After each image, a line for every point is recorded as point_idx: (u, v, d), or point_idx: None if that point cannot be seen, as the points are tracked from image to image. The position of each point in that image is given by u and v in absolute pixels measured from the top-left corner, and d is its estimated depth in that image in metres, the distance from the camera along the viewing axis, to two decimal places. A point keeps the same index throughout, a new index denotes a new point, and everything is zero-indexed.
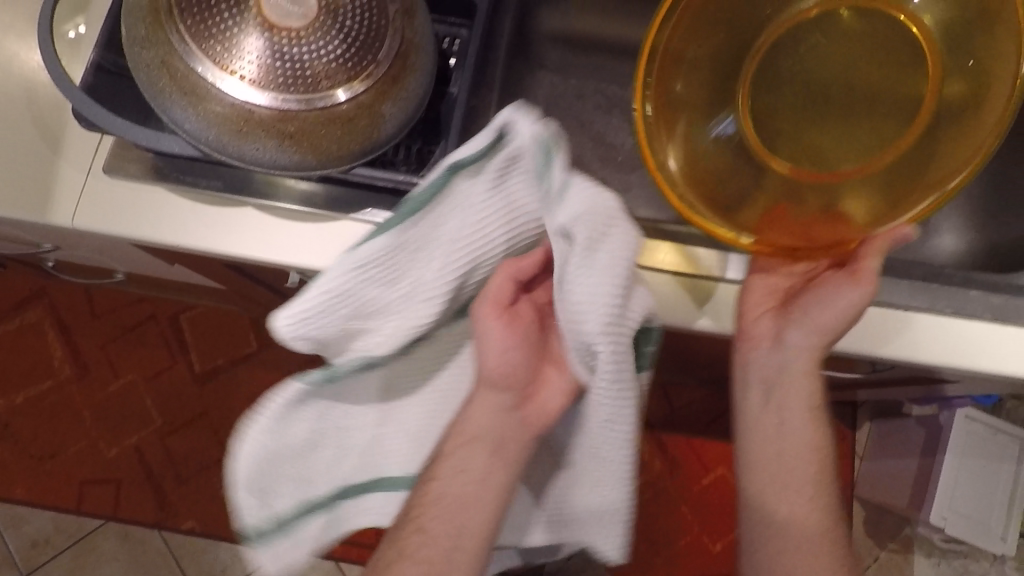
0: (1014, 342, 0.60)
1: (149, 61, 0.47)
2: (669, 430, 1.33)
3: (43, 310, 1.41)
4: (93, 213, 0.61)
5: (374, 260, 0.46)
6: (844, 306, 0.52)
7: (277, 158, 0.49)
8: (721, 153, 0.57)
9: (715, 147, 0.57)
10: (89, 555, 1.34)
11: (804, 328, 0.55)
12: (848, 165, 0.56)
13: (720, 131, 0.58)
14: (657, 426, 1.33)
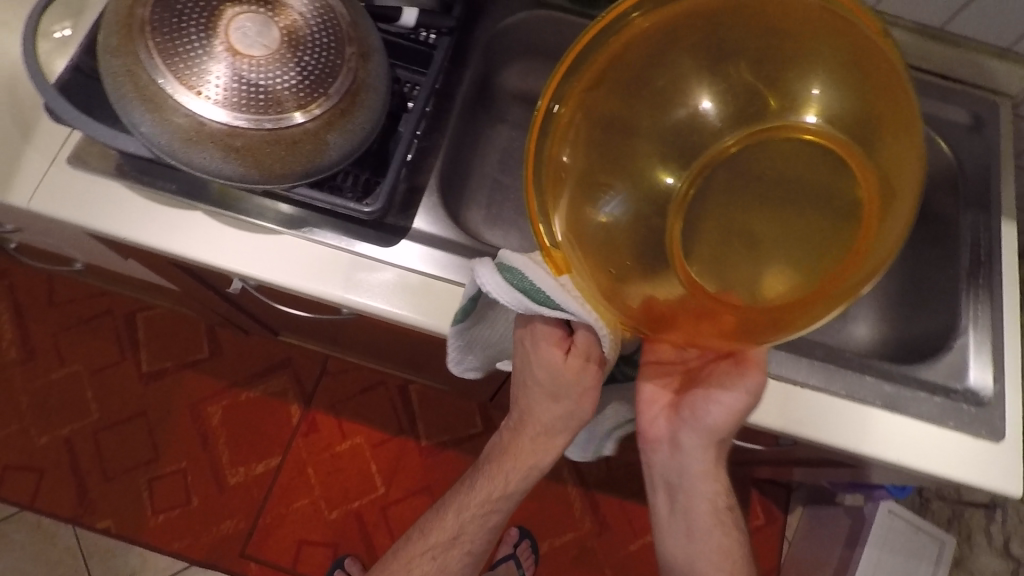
0: (900, 430, 0.61)
1: (115, 69, 0.51)
2: (603, 489, 1.34)
3: (1, 290, 1.41)
4: (47, 199, 0.63)
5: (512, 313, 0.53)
6: (738, 397, 0.54)
7: (224, 169, 0.54)
8: (606, 235, 0.47)
9: (599, 227, 0.47)
10: None
11: (693, 429, 0.57)
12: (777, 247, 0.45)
13: (614, 209, 0.47)
14: (592, 484, 1.34)
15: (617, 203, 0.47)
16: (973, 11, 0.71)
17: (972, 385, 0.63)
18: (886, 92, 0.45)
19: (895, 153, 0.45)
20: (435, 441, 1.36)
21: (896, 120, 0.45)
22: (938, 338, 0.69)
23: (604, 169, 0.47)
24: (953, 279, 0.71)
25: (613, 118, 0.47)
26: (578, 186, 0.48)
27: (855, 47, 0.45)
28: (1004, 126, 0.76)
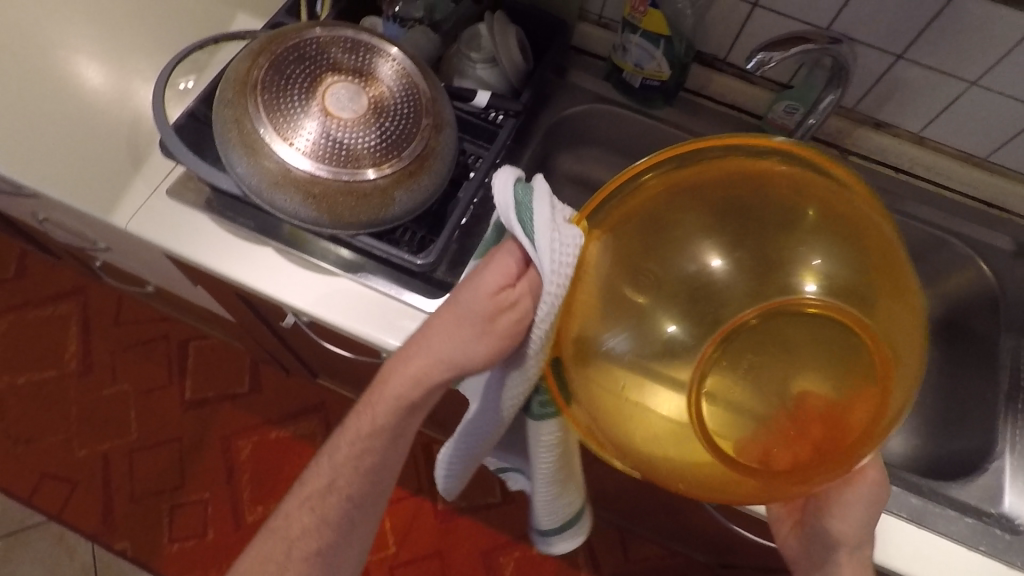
0: (929, 548, 0.58)
1: (225, 117, 0.60)
2: None
3: (75, 305, 1.52)
4: (142, 222, 0.71)
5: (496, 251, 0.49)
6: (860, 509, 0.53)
7: (299, 211, 0.60)
8: (620, 377, 0.45)
9: (608, 369, 0.45)
10: (20, 547, 1.33)
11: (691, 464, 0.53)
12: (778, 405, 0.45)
13: (619, 345, 0.45)
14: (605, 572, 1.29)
15: (625, 342, 0.45)
16: (1016, 144, 0.74)
17: (1007, 510, 0.61)
18: (880, 255, 0.45)
19: (890, 318, 0.45)
20: (451, 505, 1.33)
21: (896, 290, 0.45)
22: (972, 457, 0.67)
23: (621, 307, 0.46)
24: (990, 399, 0.70)
25: (625, 264, 0.46)
26: (588, 323, 0.46)
27: (843, 218, 0.46)
28: None
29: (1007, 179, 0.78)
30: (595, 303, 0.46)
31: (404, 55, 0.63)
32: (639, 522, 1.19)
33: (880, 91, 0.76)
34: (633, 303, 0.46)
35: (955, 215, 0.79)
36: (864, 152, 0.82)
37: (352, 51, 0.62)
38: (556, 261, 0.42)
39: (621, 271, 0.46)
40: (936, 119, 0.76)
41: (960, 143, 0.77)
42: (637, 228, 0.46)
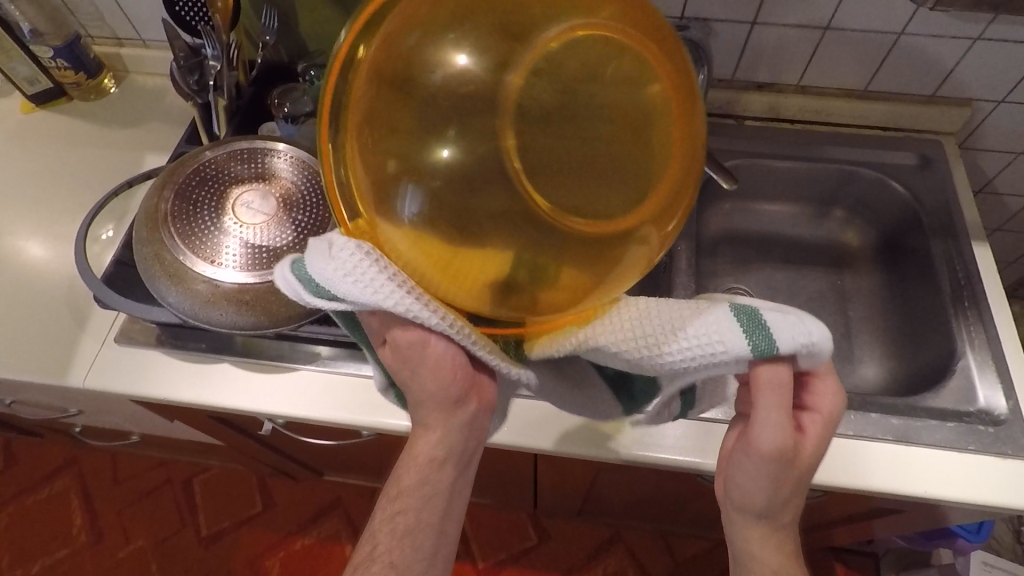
0: (921, 463, 0.60)
1: (145, 255, 0.62)
2: None
3: (71, 477, 1.50)
4: (98, 375, 0.72)
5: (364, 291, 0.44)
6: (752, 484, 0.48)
7: (237, 321, 0.61)
8: (425, 241, 0.42)
9: (411, 236, 0.43)
10: None
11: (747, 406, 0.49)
12: (583, 203, 0.41)
13: (414, 211, 0.42)
14: None
15: (418, 200, 0.41)
16: (887, 69, 0.77)
17: (985, 405, 0.63)
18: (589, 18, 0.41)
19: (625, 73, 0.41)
20: (491, 560, 1.30)
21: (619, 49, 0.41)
22: (941, 364, 0.69)
23: (398, 168, 0.41)
24: (939, 306, 0.72)
25: (389, 137, 0.41)
26: (378, 209, 0.43)
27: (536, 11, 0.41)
28: (952, 159, 0.80)
29: (894, 101, 0.81)
30: (375, 177, 0.42)
31: (297, 149, 0.67)
32: (675, 524, 1.18)
33: (750, 58, 0.78)
34: (400, 164, 0.41)
35: (859, 146, 0.82)
36: (756, 113, 0.84)
37: (248, 160, 0.66)
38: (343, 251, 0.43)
39: (375, 142, 0.42)
40: (807, 68, 0.79)
41: (839, 82, 0.80)
42: (381, 98, 0.41)
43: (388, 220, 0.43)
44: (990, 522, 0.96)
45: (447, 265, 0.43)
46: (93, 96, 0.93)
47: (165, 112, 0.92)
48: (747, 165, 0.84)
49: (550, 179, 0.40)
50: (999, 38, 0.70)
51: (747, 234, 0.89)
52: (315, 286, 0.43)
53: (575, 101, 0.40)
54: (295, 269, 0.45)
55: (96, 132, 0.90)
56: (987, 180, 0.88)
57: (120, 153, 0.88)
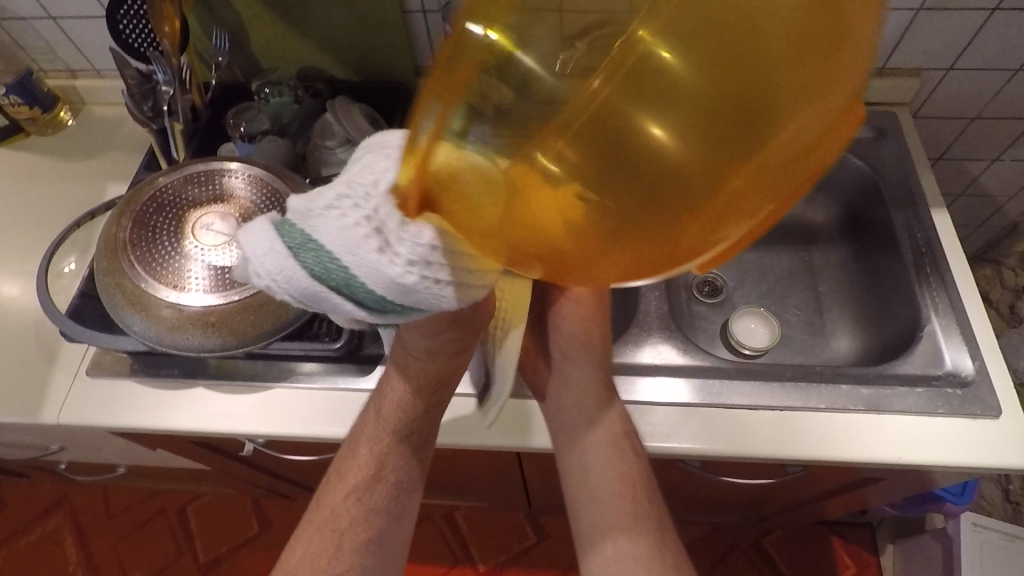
0: (893, 430, 0.61)
1: (107, 285, 0.61)
2: None
3: (63, 515, 1.48)
4: (71, 409, 0.71)
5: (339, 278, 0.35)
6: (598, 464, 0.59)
7: (205, 343, 0.61)
8: (485, 187, 0.31)
9: (470, 181, 0.31)
10: None
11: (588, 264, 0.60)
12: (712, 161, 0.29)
13: (480, 141, 0.30)
14: None
15: (488, 134, 0.30)
16: None
17: (952, 367, 0.64)
18: None
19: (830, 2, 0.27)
20: (492, 563, 1.30)
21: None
22: (908, 331, 0.70)
23: (474, 96, 0.29)
24: (903, 274, 0.73)
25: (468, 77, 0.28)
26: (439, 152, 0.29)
27: None
28: (906, 129, 0.82)
29: None
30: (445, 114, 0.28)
31: (253, 167, 0.67)
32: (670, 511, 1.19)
33: None
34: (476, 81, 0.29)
35: None
36: None
37: (205, 182, 0.65)
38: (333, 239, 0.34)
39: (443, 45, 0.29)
40: None
41: None
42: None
43: (451, 151, 0.29)
44: (976, 482, 0.97)
45: (521, 222, 0.31)
46: (50, 129, 0.93)
47: (124, 140, 0.91)
48: None
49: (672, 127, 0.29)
50: (941, 6, 0.71)
51: None
52: (339, 281, 0.34)
53: (770, 44, 0.26)
54: (308, 263, 0.34)
55: (55, 166, 0.90)
56: (945, 147, 0.90)
57: (81, 185, 0.88)
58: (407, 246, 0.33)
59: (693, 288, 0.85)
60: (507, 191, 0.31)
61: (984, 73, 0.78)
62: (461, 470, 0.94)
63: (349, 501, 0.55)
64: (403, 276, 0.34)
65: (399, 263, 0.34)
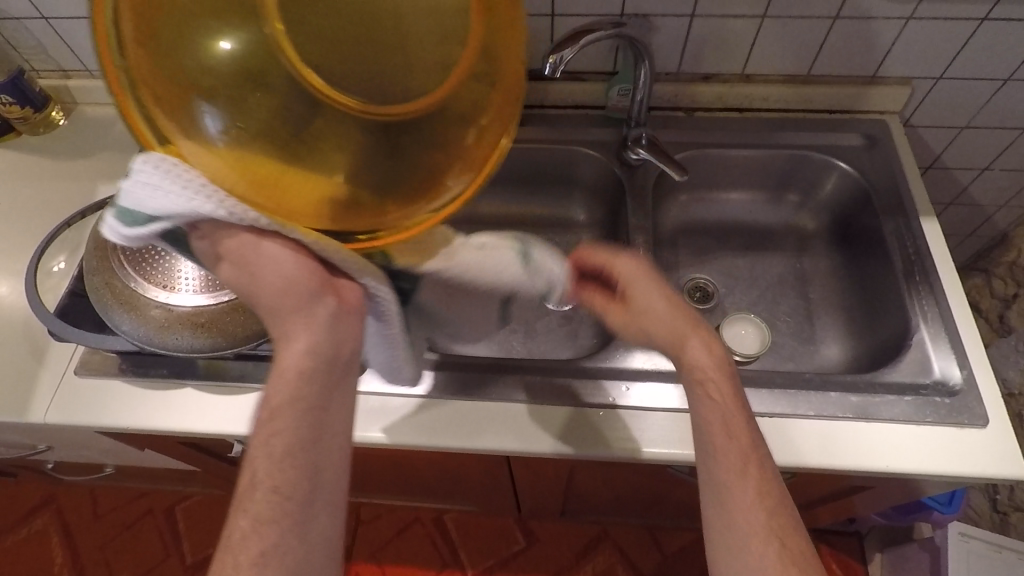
0: (881, 437, 0.61)
1: (97, 284, 0.61)
2: None
3: (49, 515, 1.47)
4: (58, 409, 0.71)
5: (137, 209, 0.40)
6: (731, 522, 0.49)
7: (194, 344, 0.60)
8: (242, 164, 0.39)
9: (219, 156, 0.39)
10: None
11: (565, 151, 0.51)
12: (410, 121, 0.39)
13: (215, 125, 0.38)
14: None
15: (223, 120, 0.37)
16: (827, 53, 0.79)
17: (940, 376, 0.64)
18: None
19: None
20: (480, 568, 1.29)
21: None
22: (898, 339, 0.70)
23: (197, 96, 0.37)
24: (893, 283, 0.73)
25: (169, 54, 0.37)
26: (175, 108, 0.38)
27: None
28: (897, 138, 0.82)
29: (837, 85, 0.82)
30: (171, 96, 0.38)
31: None
32: (659, 518, 1.19)
33: (693, 51, 0.79)
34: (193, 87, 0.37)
35: (807, 131, 0.84)
36: (703, 105, 0.85)
37: None
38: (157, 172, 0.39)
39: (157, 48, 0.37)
40: (750, 58, 0.80)
41: (782, 69, 0.82)
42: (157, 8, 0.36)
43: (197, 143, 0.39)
44: (965, 491, 0.98)
45: (281, 184, 0.40)
46: (41, 129, 0.92)
47: (117, 140, 0.91)
48: (701, 157, 0.85)
49: (362, 79, 0.37)
50: (930, 17, 0.72)
51: (706, 224, 0.91)
52: (132, 217, 0.41)
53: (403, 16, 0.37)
54: (120, 213, 0.41)
55: (46, 164, 0.89)
56: (935, 156, 0.90)
57: (72, 184, 0.87)
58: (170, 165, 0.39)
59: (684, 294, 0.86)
60: (265, 169, 0.39)
61: (972, 83, 0.79)
62: (451, 474, 0.94)
63: (237, 515, 0.44)
64: (187, 197, 0.39)
65: (174, 179, 0.39)
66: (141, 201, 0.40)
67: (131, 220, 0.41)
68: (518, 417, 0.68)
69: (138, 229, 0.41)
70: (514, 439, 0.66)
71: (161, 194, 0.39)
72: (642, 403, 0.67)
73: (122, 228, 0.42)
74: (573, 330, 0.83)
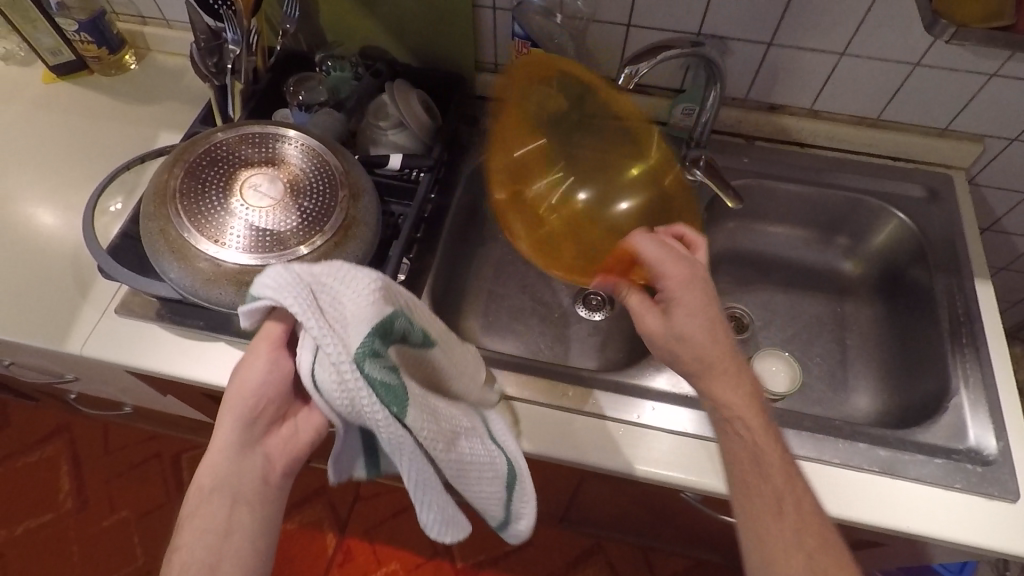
0: (906, 497, 0.60)
1: (151, 230, 0.62)
2: None
3: (62, 442, 1.51)
4: (95, 343, 0.73)
5: (263, 300, 0.46)
6: None
7: (237, 301, 0.62)
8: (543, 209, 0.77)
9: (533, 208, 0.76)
10: None
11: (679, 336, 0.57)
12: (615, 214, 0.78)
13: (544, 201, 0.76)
14: None
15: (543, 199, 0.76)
16: (901, 99, 0.77)
17: (975, 444, 0.62)
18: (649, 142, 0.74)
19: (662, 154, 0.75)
20: (470, 561, 1.30)
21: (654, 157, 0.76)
22: (934, 400, 0.69)
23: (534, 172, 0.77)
24: (937, 342, 0.71)
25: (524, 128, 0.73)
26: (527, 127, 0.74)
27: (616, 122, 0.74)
28: (961, 195, 0.80)
29: (906, 132, 0.81)
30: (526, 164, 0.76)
31: (310, 137, 0.67)
32: (656, 540, 1.18)
33: (764, 78, 0.78)
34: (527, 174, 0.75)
35: (869, 175, 0.82)
36: (766, 135, 0.84)
37: (259, 143, 0.66)
38: (284, 290, 0.44)
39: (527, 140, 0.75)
40: (821, 93, 0.79)
41: (851, 109, 0.80)
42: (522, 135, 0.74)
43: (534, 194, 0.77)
44: (975, 563, 0.95)
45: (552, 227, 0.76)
46: (113, 71, 0.95)
47: (183, 91, 0.93)
48: (756, 187, 0.84)
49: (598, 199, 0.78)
50: (1014, 76, 0.70)
51: (750, 255, 0.89)
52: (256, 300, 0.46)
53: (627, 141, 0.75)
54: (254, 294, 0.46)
55: (113, 106, 0.92)
56: (995, 219, 0.88)
57: (137, 128, 0.90)
58: (283, 279, 0.45)
59: None
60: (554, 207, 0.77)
61: None
62: None
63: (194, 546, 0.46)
64: (283, 296, 0.44)
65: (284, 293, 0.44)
66: (269, 291, 0.45)
67: (261, 302, 0.46)
68: (542, 420, 0.68)
69: (260, 301, 0.46)
70: (534, 442, 0.66)
71: (270, 289, 0.45)
72: (658, 426, 0.67)
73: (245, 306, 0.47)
74: (602, 341, 0.82)
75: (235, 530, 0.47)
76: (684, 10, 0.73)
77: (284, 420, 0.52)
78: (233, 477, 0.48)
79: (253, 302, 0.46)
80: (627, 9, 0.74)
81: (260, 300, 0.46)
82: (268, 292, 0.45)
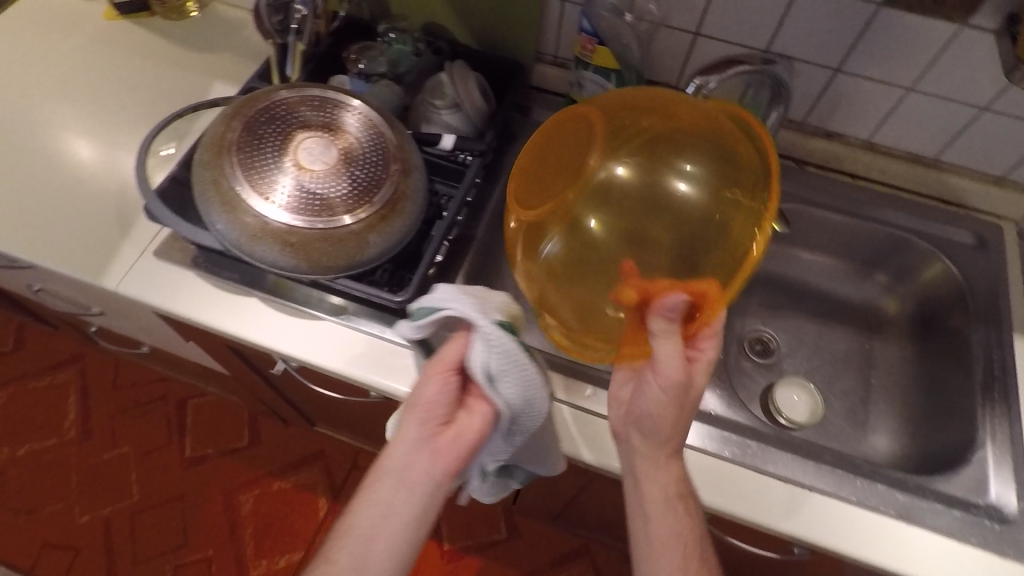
0: (919, 544, 0.59)
1: (203, 179, 0.62)
2: None
3: (72, 373, 1.53)
4: (129, 282, 0.73)
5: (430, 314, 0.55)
6: None
7: (278, 261, 0.62)
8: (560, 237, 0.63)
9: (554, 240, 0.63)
10: None
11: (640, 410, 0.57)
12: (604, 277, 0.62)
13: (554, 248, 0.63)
14: None
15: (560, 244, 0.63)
16: (962, 143, 0.76)
17: (995, 501, 0.62)
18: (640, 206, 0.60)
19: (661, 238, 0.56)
20: (458, 545, 1.31)
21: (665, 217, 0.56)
22: (957, 451, 0.68)
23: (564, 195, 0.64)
24: (967, 394, 0.71)
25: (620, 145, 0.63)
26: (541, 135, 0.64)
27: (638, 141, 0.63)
28: (1009, 249, 0.79)
29: (962, 179, 0.79)
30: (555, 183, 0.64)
31: (370, 108, 0.67)
32: None
33: (826, 105, 0.77)
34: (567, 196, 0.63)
35: (917, 216, 0.81)
36: (819, 162, 0.83)
37: (320, 107, 0.65)
38: (454, 300, 0.54)
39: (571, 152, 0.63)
40: (881, 128, 0.78)
41: (910, 147, 0.79)
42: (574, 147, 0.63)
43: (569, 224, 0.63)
44: None
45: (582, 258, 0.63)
46: (173, 12, 0.94)
47: (239, 42, 0.93)
48: (802, 213, 0.83)
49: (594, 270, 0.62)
50: None
51: (785, 281, 0.89)
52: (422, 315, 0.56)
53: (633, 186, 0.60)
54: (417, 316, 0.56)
55: (168, 48, 0.91)
56: None
57: (191, 73, 0.89)
58: (450, 295, 0.55)
59: (745, 344, 0.84)
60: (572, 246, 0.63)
61: None
62: None
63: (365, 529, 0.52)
64: (459, 303, 0.54)
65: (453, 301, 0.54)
66: (435, 305, 0.55)
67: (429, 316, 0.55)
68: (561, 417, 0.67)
69: (429, 317, 0.55)
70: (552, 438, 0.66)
71: (438, 301, 0.55)
72: None
73: (414, 324, 0.56)
74: None
75: (397, 508, 0.53)
76: (756, 26, 0.71)
77: (450, 426, 0.54)
78: (408, 466, 0.53)
79: (422, 321, 0.56)
80: (698, 17, 0.73)
81: (426, 316, 0.55)
82: (437, 307, 0.55)
